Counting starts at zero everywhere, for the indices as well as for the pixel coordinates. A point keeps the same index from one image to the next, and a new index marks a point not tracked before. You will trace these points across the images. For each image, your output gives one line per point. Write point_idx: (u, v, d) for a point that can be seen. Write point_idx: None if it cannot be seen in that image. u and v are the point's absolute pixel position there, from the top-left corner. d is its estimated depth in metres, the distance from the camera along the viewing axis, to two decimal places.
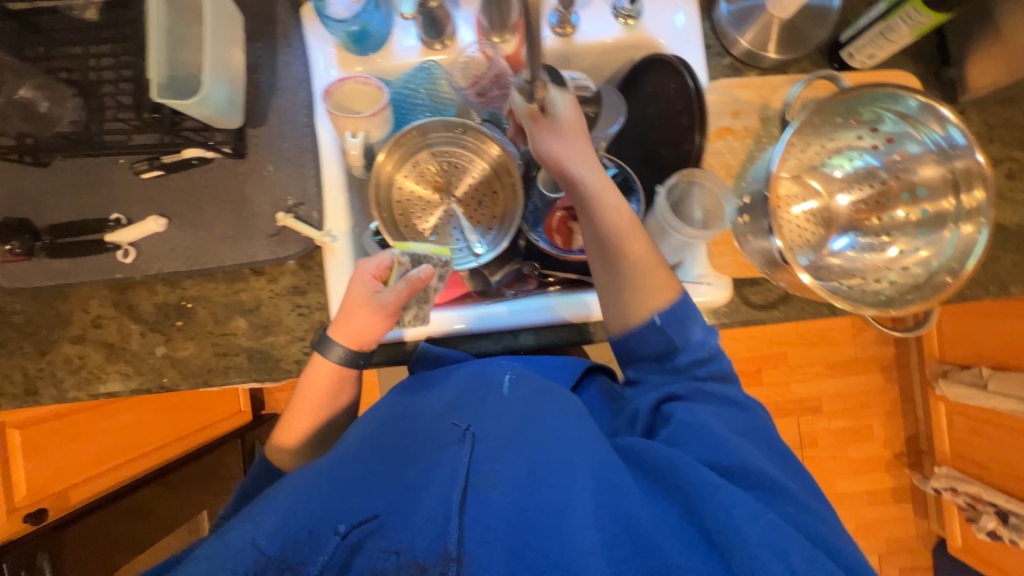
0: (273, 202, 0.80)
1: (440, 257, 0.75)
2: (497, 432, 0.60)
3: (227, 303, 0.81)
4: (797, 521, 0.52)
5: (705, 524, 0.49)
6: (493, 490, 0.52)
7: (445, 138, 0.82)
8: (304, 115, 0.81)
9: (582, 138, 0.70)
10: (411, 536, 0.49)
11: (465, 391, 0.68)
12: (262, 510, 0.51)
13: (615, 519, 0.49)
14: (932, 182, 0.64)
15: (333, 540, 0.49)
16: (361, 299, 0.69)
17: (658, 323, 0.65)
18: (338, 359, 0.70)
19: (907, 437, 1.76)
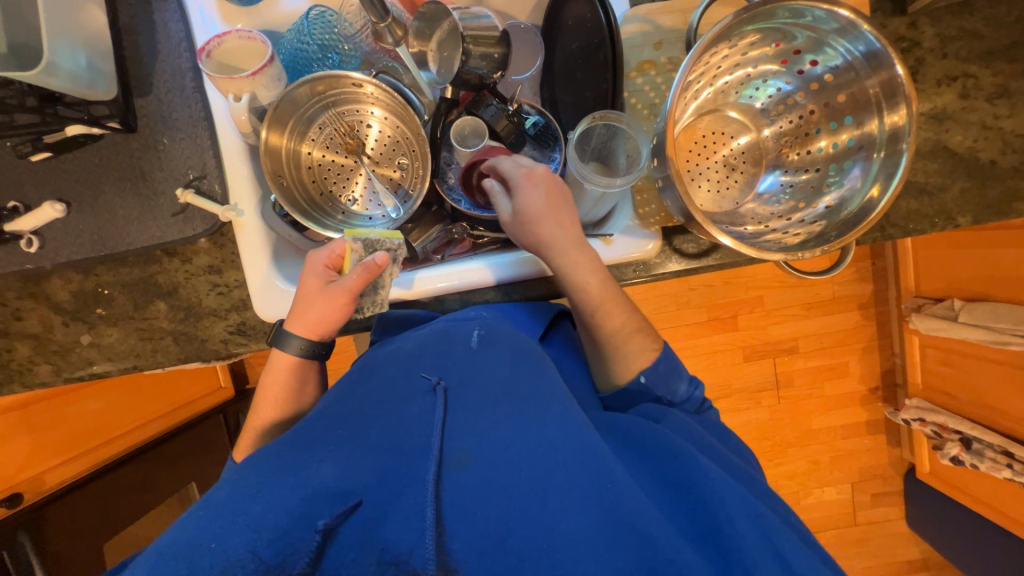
0: (173, 178, 0.76)
1: (394, 239, 0.71)
2: (473, 402, 0.52)
3: (144, 287, 0.80)
4: (769, 501, 0.48)
5: (695, 507, 0.42)
6: (471, 471, 0.45)
7: (350, 95, 0.77)
8: (190, 79, 0.76)
9: (555, 222, 0.66)
10: (391, 534, 0.42)
11: (428, 343, 0.62)
12: (207, 519, 0.43)
13: (601, 504, 0.41)
14: (855, 106, 0.60)
15: (315, 538, 0.43)
16: (315, 288, 0.67)
17: (644, 382, 0.63)
18: (297, 352, 0.68)
19: (882, 371, 1.76)
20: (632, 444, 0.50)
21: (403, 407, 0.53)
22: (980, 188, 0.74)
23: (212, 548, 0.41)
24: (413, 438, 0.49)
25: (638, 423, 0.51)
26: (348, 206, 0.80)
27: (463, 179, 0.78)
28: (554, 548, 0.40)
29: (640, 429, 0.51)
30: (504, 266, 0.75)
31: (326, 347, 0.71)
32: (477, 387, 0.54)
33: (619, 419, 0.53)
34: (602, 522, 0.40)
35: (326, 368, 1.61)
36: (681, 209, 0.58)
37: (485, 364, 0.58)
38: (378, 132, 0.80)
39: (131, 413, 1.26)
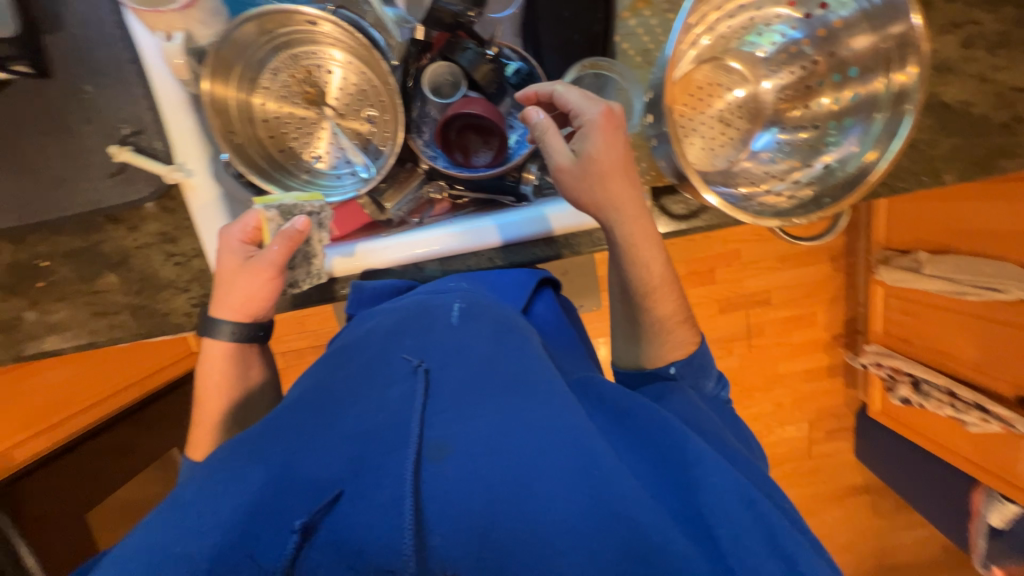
0: (104, 132, 0.66)
1: (313, 203, 0.65)
2: (454, 388, 0.50)
3: (88, 258, 0.72)
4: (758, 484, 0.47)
5: (687, 493, 0.43)
6: (453, 462, 0.43)
7: (305, 34, 0.67)
8: (111, 11, 0.64)
9: (627, 178, 0.58)
10: (368, 536, 0.39)
11: (408, 322, 0.59)
12: (173, 519, 0.41)
13: (590, 489, 0.40)
14: (863, 59, 0.56)
15: (291, 540, 0.39)
16: (234, 268, 0.62)
17: (674, 373, 0.63)
18: (230, 338, 0.65)
19: (846, 319, 1.84)
20: (623, 427, 0.49)
21: (382, 394, 0.50)
22: (970, 144, 0.72)
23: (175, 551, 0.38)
24: (392, 427, 0.46)
25: (631, 405, 0.51)
26: (312, 164, 0.72)
27: (439, 136, 0.70)
28: (542, 539, 0.38)
29: (631, 409, 0.51)
30: (490, 229, 0.73)
31: (264, 328, 0.67)
32: (460, 371, 0.52)
33: (611, 395, 0.53)
34: (590, 507, 0.39)
35: (303, 330, 1.57)
36: (675, 169, 0.55)
37: (467, 344, 0.55)
38: (341, 79, 0.71)
39: (81, 394, 1.15)
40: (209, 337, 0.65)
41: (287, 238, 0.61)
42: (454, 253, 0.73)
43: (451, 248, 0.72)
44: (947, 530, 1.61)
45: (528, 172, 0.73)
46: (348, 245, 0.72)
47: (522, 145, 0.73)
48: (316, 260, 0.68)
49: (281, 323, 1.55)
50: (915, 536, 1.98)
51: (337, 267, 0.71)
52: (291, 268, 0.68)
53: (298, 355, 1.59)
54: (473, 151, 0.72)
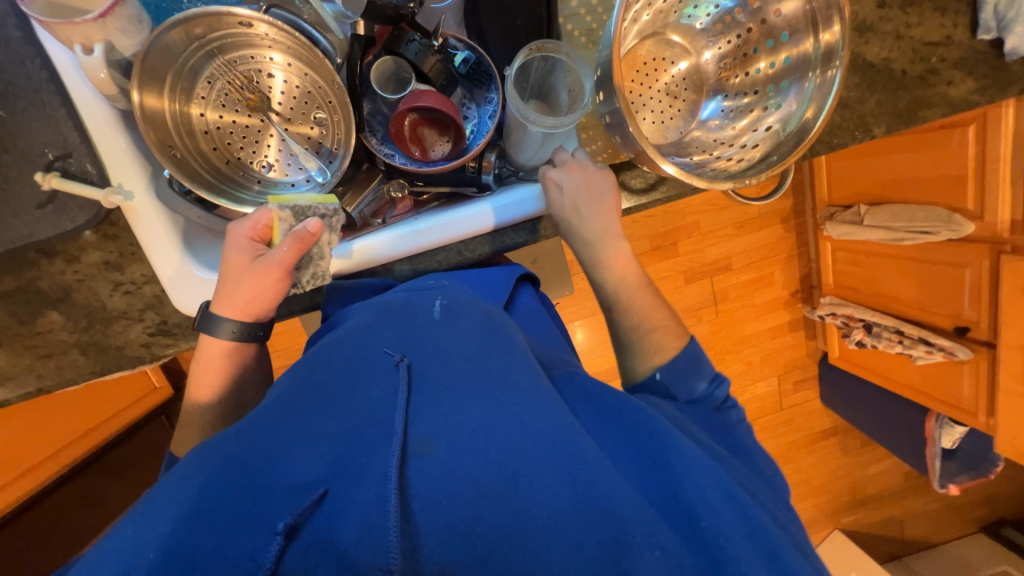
0: (25, 159, 0.61)
1: (327, 205, 0.65)
2: (437, 380, 0.50)
3: (25, 298, 0.67)
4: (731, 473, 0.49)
5: (669, 487, 0.44)
6: (436, 458, 0.43)
7: (239, 39, 0.64)
8: (17, 27, 0.59)
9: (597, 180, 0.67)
10: (352, 542, 0.38)
11: (386, 320, 0.59)
12: (139, 526, 0.38)
13: (575, 484, 0.42)
14: (794, 23, 0.59)
15: (275, 542, 0.37)
16: (242, 266, 0.61)
17: (659, 378, 0.63)
18: (231, 337, 0.64)
19: (801, 276, 1.95)
20: (608, 420, 0.50)
21: (362, 395, 0.49)
22: (893, 98, 0.78)
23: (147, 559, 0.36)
24: (374, 425, 0.45)
25: (616, 398, 0.52)
26: (263, 173, 0.69)
27: (395, 133, 0.69)
28: (529, 535, 0.39)
29: (618, 404, 0.51)
30: (466, 219, 0.70)
31: (263, 329, 0.66)
32: (441, 367, 0.51)
33: (594, 389, 0.54)
34: (576, 503, 0.41)
35: (273, 350, 1.51)
36: (631, 145, 0.56)
37: (449, 338, 0.56)
38: (284, 82, 0.68)
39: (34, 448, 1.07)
40: (206, 335, 0.64)
41: (298, 238, 0.61)
42: (428, 247, 0.71)
43: (448, 237, 0.70)
44: (907, 458, 1.75)
45: (489, 161, 0.72)
46: (344, 244, 0.70)
47: (478, 134, 0.72)
48: (321, 263, 0.66)
49: None
50: (881, 468, 2.14)
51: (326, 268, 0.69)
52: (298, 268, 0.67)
53: None
54: (431, 145, 0.72)
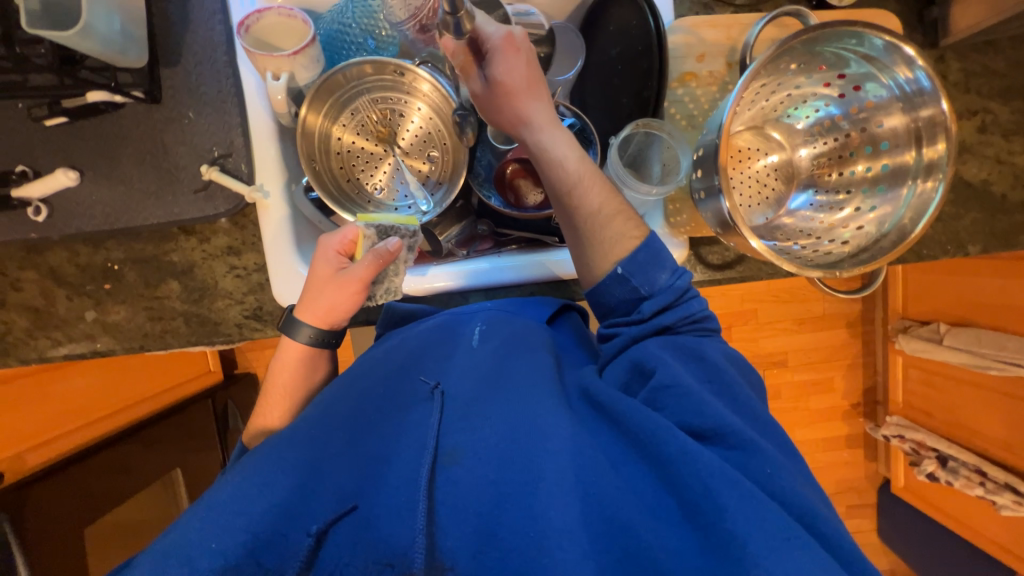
0: (196, 153, 0.73)
1: (408, 227, 0.70)
2: (466, 398, 0.55)
3: (156, 265, 0.77)
4: (771, 487, 0.45)
5: (681, 488, 0.44)
6: (462, 467, 0.47)
7: (387, 83, 0.75)
8: (224, 53, 0.73)
9: (535, 98, 0.62)
10: (382, 536, 0.44)
11: (430, 341, 0.65)
12: (204, 514, 0.45)
13: (586, 495, 0.44)
14: (897, 137, 0.61)
15: (306, 542, 0.44)
16: (326, 276, 0.65)
17: (621, 273, 0.58)
18: (306, 340, 0.66)
19: (864, 388, 1.83)
20: (616, 429, 0.50)
21: (402, 417, 0.55)
22: (990, 220, 0.77)
23: (208, 547, 0.42)
24: (411, 445, 0.51)
25: (616, 399, 0.51)
26: (375, 194, 0.78)
27: (497, 178, 0.79)
28: (544, 543, 0.41)
29: (626, 411, 0.49)
30: (511, 268, 0.77)
31: (337, 336, 0.69)
32: (470, 389, 0.56)
33: (594, 387, 0.54)
34: (585, 517, 0.42)
35: None
36: (718, 218, 0.61)
37: (477, 360, 0.61)
38: (413, 123, 0.78)
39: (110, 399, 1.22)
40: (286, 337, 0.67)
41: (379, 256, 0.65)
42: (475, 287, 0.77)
43: (504, 277, 0.76)
44: None
45: None
46: (421, 267, 0.78)
47: None
48: (394, 280, 0.70)
49: None
50: None
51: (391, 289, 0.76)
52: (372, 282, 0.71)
53: None
54: (527, 193, 0.78)
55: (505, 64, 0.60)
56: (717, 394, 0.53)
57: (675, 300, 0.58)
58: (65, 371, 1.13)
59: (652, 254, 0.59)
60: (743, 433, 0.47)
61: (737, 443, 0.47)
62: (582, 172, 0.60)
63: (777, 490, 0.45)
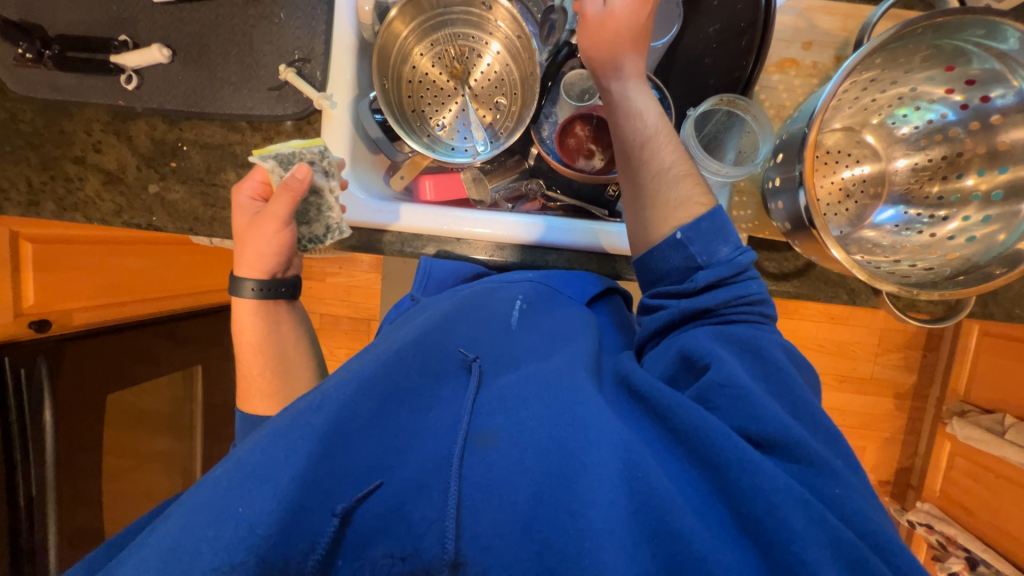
0: (279, 54, 0.75)
1: (313, 149, 0.67)
2: (501, 386, 0.53)
3: (220, 153, 0.80)
4: (839, 506, 0.41)
5: (734, 495, 0.41)
6: (497, 450, 0.45)
7: (471, 19, 0.74)
8: None
9: (637, 52, 0.60)
10: (408, 523, 0.42)
11: (471, 308, 0.64)
12: (231, 480, 0.41)
13: (632, 491, 0.40)
14: (1017, 152, 0.55)
15: (330, 524, 0.40)
16: (246, 223, 0.67)
17: (680, 238, 0.55)
18: (252, 294, 0.69)
19: (900, 468, 1.67)
20: (658, 423, 0.47)
21: (431, 390, 0.52)
22: None
23: (237, 514, 0.39)
24: (444, 419, 0.49)
25: (659, 391, 0.48)
26: (435, 130, 0.78)
27: (559, 135, 0.74)
28: (589, 538, 0.38)
29: (672, 406, 0.47)
30: (542, 228, 0.75)
31: (286, 285, 0.71)
32: (507, 378, 0.54)
33: (633, 376, 0.51)
34: (632, 515, 0.40)
35: (349, 300, 1.62)
36: (791, 215, 0.55)
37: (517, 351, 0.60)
38: (487, 66, 0.77)
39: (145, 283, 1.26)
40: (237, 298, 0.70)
41: (286, 188, 0.62)
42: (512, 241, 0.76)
43: (534, 232, 0.74)
44: None
45: None
46: (444, 209, 0.76)
47: None
48: (330, 216, 0.69)
49: (327, 286, 1.62)
50: None
51: (419, 223, 0.75)
52: (308, 225, 0.70)
53: (336, 319, 1.64)
54: (588, 157, 0.75)
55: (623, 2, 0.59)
56: (773, 395, 0.48)
57: (730, 277, 0.54)
58: (125, 250, 1.20)
59: (716, 224, 0.55)
60: (804, 444, 0.43)
61: (797, 455, 0.43)
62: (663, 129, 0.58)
63: (841, 508, 0.41)
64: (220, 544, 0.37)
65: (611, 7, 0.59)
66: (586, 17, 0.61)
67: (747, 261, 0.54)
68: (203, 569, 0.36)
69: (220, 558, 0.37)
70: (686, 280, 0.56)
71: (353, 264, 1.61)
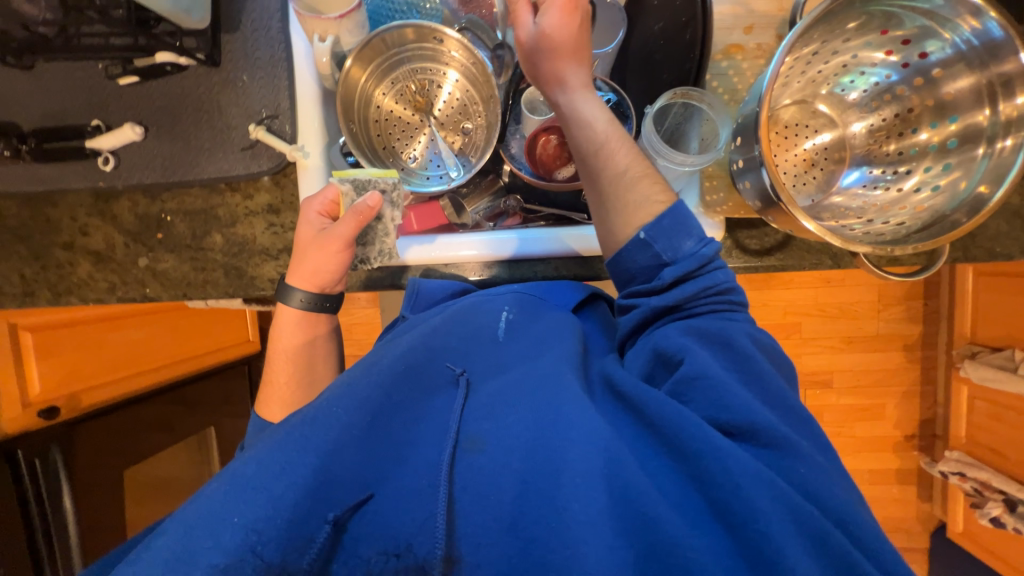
0: (247, 114, 0.78)
1: (388, 179, 0.69)
2: (489, 393, 0.56)
3: (204, 218, 0.82)
4: (805, 485, 0.43)
5: (705, 482, 0.43)
6: (484, 454, 0.48)
7: (426, 53, 0.77)
8: (278, 20, 0.77)
9: (579, 59, 0.62)
10: (392, 527, 0.46)
11: (460, 318, 0.65)
12: (227, 492, 0.45)
13: (610, 486, 0.43)
14: (961, 101, 0.57)
15: (324, 530, 0.44)
16: (309, 238, 0.68)
17: (644, 238, 0.56)
18: (299, 305, 0.70)
19: (921, 419, 1.68)
20: (638, 420, 0.50)
21: (421, 403, 0.55)
22: None
23: (234, 524, 0.42)
24: (433, 429, 0.53)
25: (639, 389, 0.50)
26: (408, 163, 0.80)
27: (528, 149, 0.76)
28: (567, 529, 0.41)
29: (648, 402, 0.49)
30: (528, 241, 0.76)
31: (332, 299, 0.72)
32: (494, 384, 0.57)
33: (617, 377, 0.54)
34: (610, 507, 0.43)
35: (352, 338, 1.63)
36: (760, 194, 0.57)
37: (504, 358, 0.62)
38: (448, 94, 0.79)
39: (150, 353, 1.26)
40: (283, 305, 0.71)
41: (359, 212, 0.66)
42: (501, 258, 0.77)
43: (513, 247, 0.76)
44: None
45: None
46: (427, 237, 0.77)
47: None
48: (387, 241, 0.72)
49: None
50: None
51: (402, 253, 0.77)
52: (364, 245, 0.72)
53: None
54: (557, 167, 0.77)
55: (556, 20, 0.61)
56: (745, 384, 0.50)
57: (698, 270, 0.55)
58: (121, 324, 1.19)
59: (679, 220, 0.55)
60: (775, 429, 0.46)
61: (767, 440, 0.45)
62: (613, 136, 0.59)
63: (805, 486, 0.44)
64: (218, 548, 0.41)
65: (545, 26, 0.61)
66: (523, 39, 0.62)
67: (712, 252, 0.54)
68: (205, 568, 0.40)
69: (222, 560, 0.41)
70: (653, 277, 0.57)
71: (350, 302, 1.62)
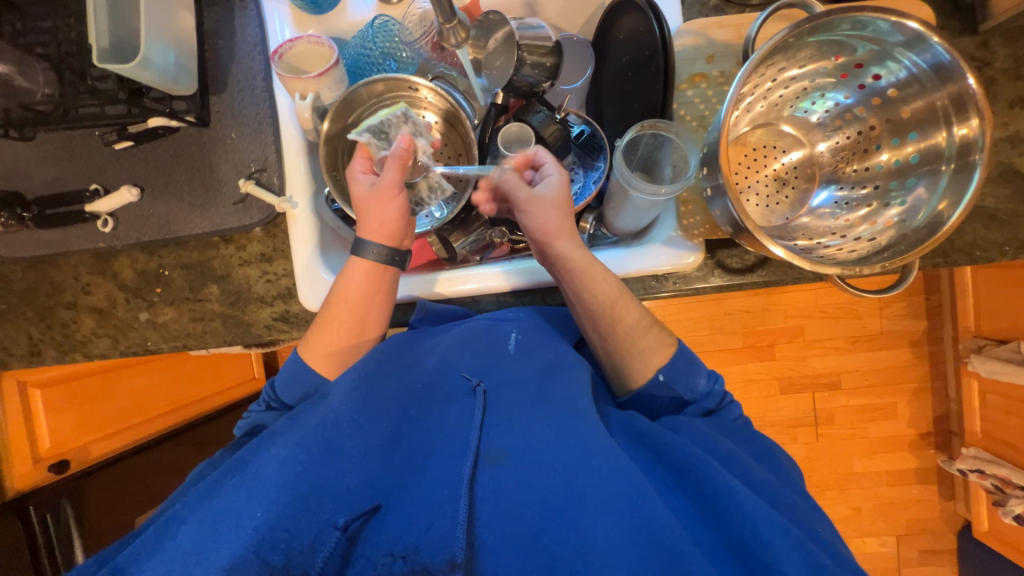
0: (237, 169, 0.81)
1: (396, 113, 0.75)
2: (508, 406, 0.58)
3: (200, 271, 0.84)
4: (810, 531, 0.50)
5: (722, 522, 0.48)
6: (505, 468, 0.52)
7: (404, 99, 0.80)
8: (262, 80, 0.81)
9: (568, 217, 0.67)
10: (403, 531, 0.49)
11: (472, 336, 0.67)
12: (244, 490, 0.47)
13: (631, 514, 0.46)
14: (916, 121, 0.62)
15: (334, 535, 0.47)
16: (363, 194, 0.70)
17: (663, 380, 0.65)
18: (374, 258, 0.69)
19: (935, 416, 1.65)
20: (657, 459, 0.56)
21: (442, 413, 0.59)
22: None
23: (255, 517, 0.45)
24: (453, 440, 0.55)
25: (663, 434, 0.57)
26: None
27: None
28: (590, 551, 0.45)
29: (667, 443, 0.56)
30: (523, 271, 0.78)
31: (402, 255, 0.71)
32: (514, 394, 0.60)
33: (639, 422, 0.60)
34: (632, 533, 0.45)
35: None
36: (731, 220, 0.58)
37: (522, 370, 0.63)
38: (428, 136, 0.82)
39: (162, 395, 1.26)
40: (354, 257, 0.69)
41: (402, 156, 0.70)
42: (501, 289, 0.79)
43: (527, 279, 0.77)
44: None
45: (585, 221, 0.80)
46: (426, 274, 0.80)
47: (581, 195, 0.79)
48: (432, 176, 0.80)
49: None
50: None
51: (413, 293, 0.79)
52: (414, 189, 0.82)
53: None
54: None
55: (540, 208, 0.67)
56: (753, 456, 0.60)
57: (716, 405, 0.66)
58: (134, 370, 1.19)
59: (688, 359, 0.66)
60: (785, 495, 0.53)
61: (776, 499, 0.52)
62: (618, 302, 0.65)
63: (817, 539, 0.49)
64: (234, 543, 0.44)
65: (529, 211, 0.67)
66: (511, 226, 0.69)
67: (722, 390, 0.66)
68: (217, 570, 0.42)
69: (239, 550, 0.43)
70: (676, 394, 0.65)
71: None
